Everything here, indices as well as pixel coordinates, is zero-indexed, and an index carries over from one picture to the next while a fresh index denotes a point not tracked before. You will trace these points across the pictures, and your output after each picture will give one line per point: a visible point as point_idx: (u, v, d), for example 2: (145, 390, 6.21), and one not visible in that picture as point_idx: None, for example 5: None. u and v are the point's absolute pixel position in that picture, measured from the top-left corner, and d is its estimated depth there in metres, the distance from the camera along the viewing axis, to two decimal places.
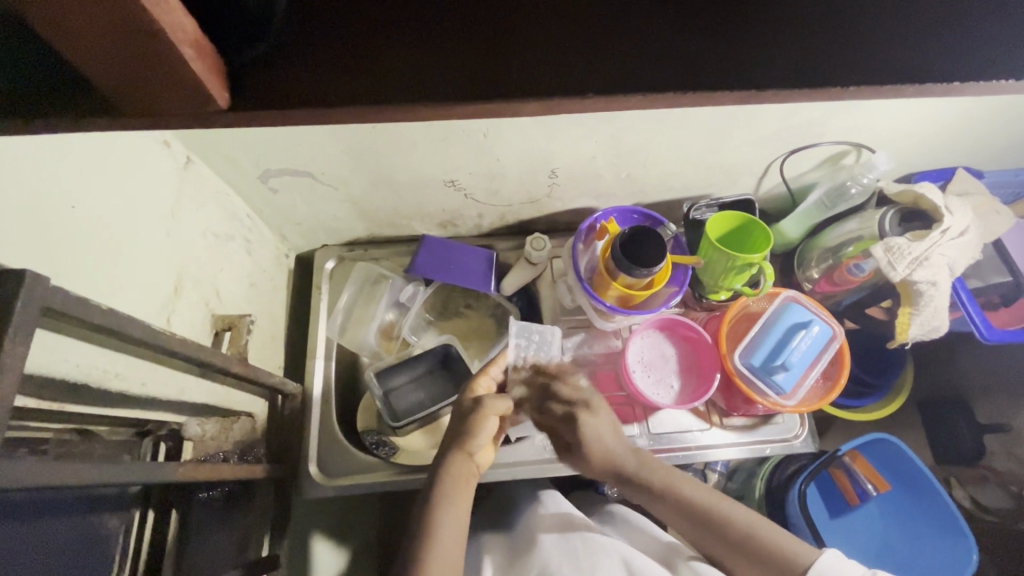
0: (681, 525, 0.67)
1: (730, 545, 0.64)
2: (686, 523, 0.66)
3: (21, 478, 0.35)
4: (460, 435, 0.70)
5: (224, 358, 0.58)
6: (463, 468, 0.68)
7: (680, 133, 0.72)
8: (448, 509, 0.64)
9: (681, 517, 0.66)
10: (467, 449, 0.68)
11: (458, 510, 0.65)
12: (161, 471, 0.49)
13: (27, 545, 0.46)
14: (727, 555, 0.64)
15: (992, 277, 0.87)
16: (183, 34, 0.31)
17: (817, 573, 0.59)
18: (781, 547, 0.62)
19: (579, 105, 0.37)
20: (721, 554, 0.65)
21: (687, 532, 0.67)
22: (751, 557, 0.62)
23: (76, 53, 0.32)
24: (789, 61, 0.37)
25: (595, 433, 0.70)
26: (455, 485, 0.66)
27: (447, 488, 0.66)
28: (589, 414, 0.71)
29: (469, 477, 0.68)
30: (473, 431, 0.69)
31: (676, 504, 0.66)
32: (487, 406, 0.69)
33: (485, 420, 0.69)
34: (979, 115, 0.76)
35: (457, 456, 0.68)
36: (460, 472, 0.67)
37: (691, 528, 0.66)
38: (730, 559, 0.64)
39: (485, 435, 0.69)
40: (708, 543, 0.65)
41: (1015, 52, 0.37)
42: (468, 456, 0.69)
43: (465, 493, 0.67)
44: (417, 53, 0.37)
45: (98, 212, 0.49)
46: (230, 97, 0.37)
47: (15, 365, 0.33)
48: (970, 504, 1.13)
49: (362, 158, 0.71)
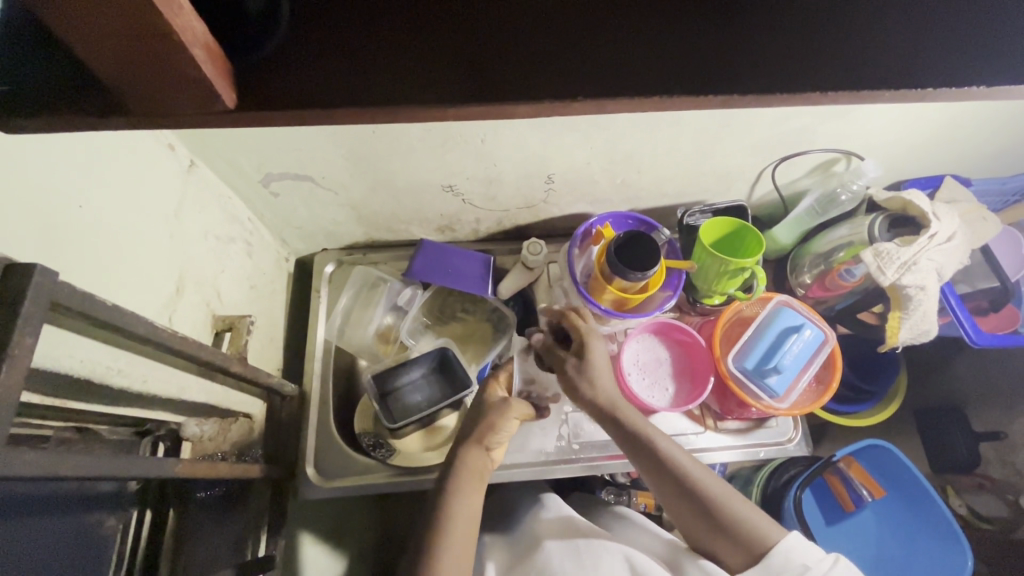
0: (667, 493, 0.67)
1: (712, 519, 0.64)
2: (670, 494, 0.67)
3: (24, 469, 0.35)
4: (480, 429, 0.70)
5: (224, 358, 0.58)
6: (480, 463, 0.68)
7: (673, 140, 0.74)
8: (462, 504, 0.65)
9: (671, 486, 0.66)
10: (487, 445, 0.69)
11: (471, 502, 0.66)
12: (161, 466, 0.49)
13: (25, 540, 0.47)
14: (705, 530, 0.65)
15: (980, 282, 0.89)
16: (194, 36, 0.33)
17: (782, 551, 0.61)
18: (758, 527, 0.63)
19: (568, 109, 0.38)
20: (700, 531, 0.66)
21: (673, 502, 0.67)
22: (727, 531, 0.64)
23: (90, 53, 0.33)
24: (769, 67, 0.39)
25: (599, 360, 0.70)
26: (471, 479, 0.67)
27: (462, 483, 0.66)
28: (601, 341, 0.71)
29: (483, 471, 0.69)
30: (497, 428, 0.70)
31: (671, 472, 0.66)
32: (513, 407, 0.72)
33: (508, 419, 0.71)
34: (965, 124, 0.78)
35: (475, 450, 0.69)
36: (476, 470, 0.68)
37: (674, 497, 0.66)
38: (707, 534, 0.65)
39: (505, 433, 0.71)
40: (687, 515, 0.66)
41: (985, 60, 0.39)
42: (485, 452, 0.69)
43: (479, 488, 0.67)
44: (412, 56, 0.39)
45: (103, 212, 0.50)
46: (237, 97, 0.38)
47: (25, 355, 0.34)
48: (966, 511, 1.12)
49: (363, 163, 0.72)
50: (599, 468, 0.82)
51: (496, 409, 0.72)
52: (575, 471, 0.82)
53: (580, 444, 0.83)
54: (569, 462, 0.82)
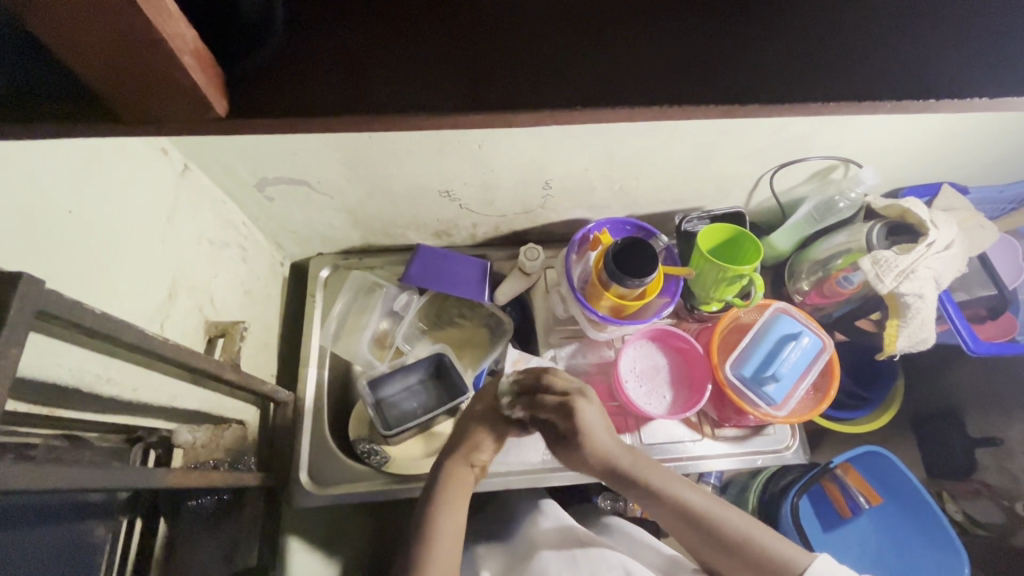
0: (675, 528, 0.66)
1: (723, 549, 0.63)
2: (680, 525, 0.65)
3: (9, 481, 0.34)
4: (464, 445, 0.71)
5: (216, 364, 0.57)
6: (464, 478, 0.68)
7: (671, 147, 0.74)
8: (445, 513, 0.64)
9: (676, 517, 0.64)
10: (471, 461, 0.70)
11: (454, 513, 0.65)
12: (151, 476, 0.48)
13: (13, 551, 0.46)
14: (712, 554, 0.64)
15: (977, 290, 0.89)
16: (184, 43, 0.32)
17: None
18: (773, 553, 0.61)
19: (568, 118, 0.38)
20: (712, 556, 0.64)
21: (680, 531, 0.65)
22: (740, 560, 0.62)
23: (77, 59, 0.32)
24: (770, 77, 0.39)
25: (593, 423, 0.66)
26: (455, 492, 0.67)
27: (446, 495, 0.66)
28: (587, 401, 0.67)
29: (468, 486, 0.69)
30: (480, 444, 0.71)
31: (677, 510, 0.64)
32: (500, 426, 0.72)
33: (491, 436, 0.71)
34: (962, 132, 0.78)
35: (458, 464, 0.69)
36: (460, 483, 0.68)
37: (684, 528, 0.64)
38: (719, 561, 0.64)
39: (488, 452, 0.71)
40: (700, 545, 0.64)
41: (986, 70, 0.39)
42: (470, 468, 0.69)
43: (462, 501, 0.66)
44: (409, 61, 0.38)
45: (95, 218, 0.49)
46: (228, 104, 0.37)
47: (10, 365, 0.33)
48: (963, 518, 1.12)
49: (359, 168, 0.72)
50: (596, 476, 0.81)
51: (480, 427, 0.72)
52: (571, 478, 0.82)
53: None
54: (565, 469, 0.82)
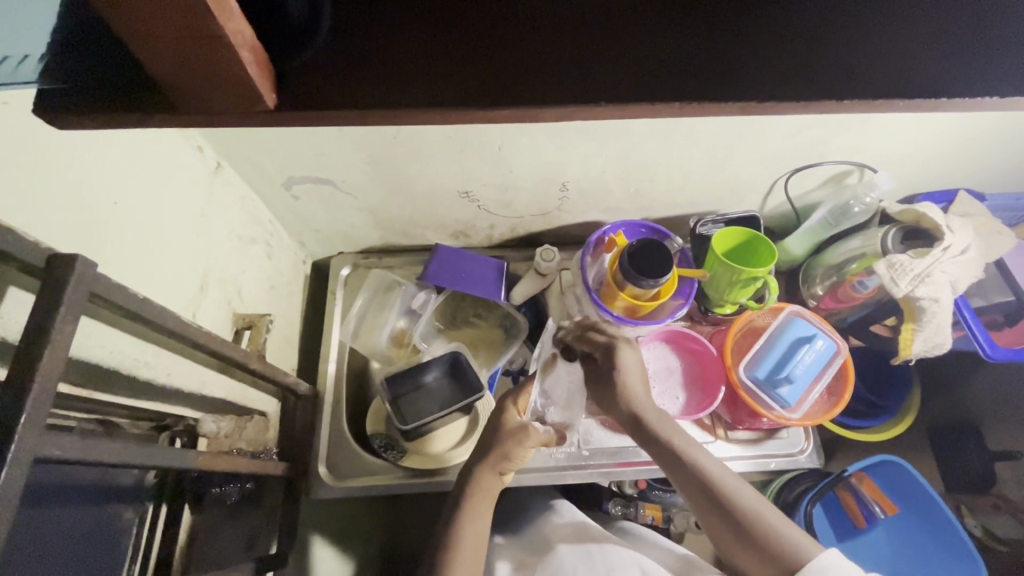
0: (687, 493, 0.65)
1: (736, 531, 0.60)
2: (684, 486, 0.65)
3: (66, 450, 0.36)
4: (489, 452, 0.71)
5: (244, 354, 0.59)
6: (491, 485, 0.70)
7: (687, 150, 0.75)
8: (469, 524, 0.67)
9: (677, 471, 0.65)
10: (498, 470, 0.71)
11: (479, 521, 0.68)
12: (184, 457, 0.50)
13: (46, 527, 0.48)
14: (715, 524, 0.62)
15: (994, 296, 0.89)
16: (243, 40, 0.35)
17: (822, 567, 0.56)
18: (785, 543, 0.58)
19: (592, 113, 0.39)
20: (714, 525, 0.63)
21: (685, 491, 0.65)
22: (741, 534, 0.60)
23: (149, 56, 0.35)
24: (785, 75, 0.40)
25: (629, 368, 0.70)
26: (478, 498, 0.69)
27: (474, 500, 0.69)
28: (628, 346, 0.71)
29: (495, 492, 0.71)
30: (511, 454, 0.70)
31: (698, 480, 0.63)
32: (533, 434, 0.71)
33: (524, 446, 0.71)
34: (979, 138, 0.78)
35: (487, 473, 0.71)
36: (487, 491, 0.70)
37: (689, 488, 0.64)
38: (734, 548, 0.61)
39: (519, 458, 0.71)
40: (704, 511, 0.63)
41: (997, 73, 0.40)
42: (497, 474, 0.71)
43: (488, 509, 0.69)
44: (437, 57, 0.40)
45: (138, 209, 0.52)
46: (276, 97, 0.40)
47: (66, 341, 0.35)
48: (981, 533, 1.11)
49: (383, 168, 0.74)
50: (610, 475, 0.82)
51: (511, 435, 0.71)
52: (585, 477, 0.83)
53: (590, 451, 0.84)
54: (578, 468, 0.83)
